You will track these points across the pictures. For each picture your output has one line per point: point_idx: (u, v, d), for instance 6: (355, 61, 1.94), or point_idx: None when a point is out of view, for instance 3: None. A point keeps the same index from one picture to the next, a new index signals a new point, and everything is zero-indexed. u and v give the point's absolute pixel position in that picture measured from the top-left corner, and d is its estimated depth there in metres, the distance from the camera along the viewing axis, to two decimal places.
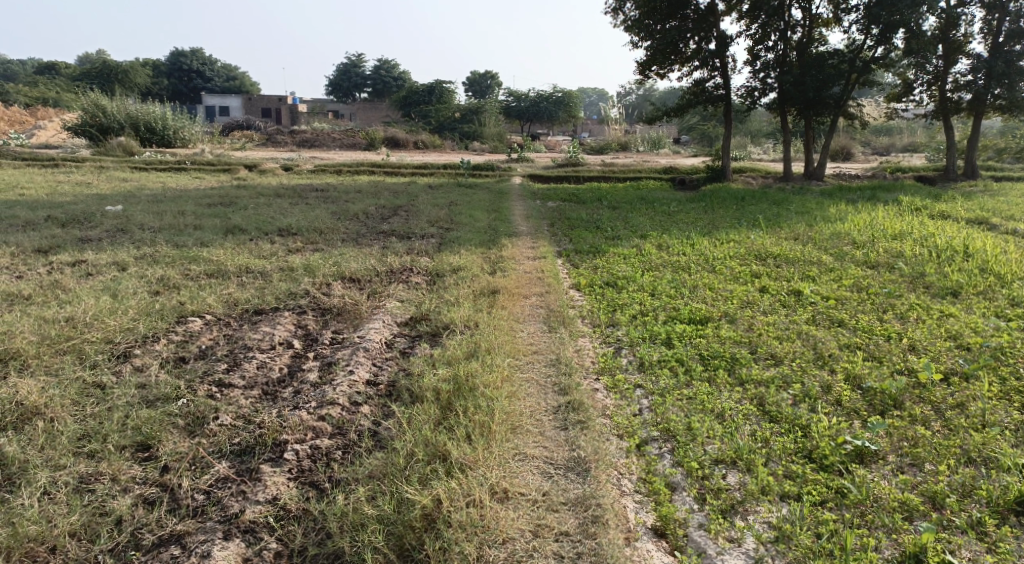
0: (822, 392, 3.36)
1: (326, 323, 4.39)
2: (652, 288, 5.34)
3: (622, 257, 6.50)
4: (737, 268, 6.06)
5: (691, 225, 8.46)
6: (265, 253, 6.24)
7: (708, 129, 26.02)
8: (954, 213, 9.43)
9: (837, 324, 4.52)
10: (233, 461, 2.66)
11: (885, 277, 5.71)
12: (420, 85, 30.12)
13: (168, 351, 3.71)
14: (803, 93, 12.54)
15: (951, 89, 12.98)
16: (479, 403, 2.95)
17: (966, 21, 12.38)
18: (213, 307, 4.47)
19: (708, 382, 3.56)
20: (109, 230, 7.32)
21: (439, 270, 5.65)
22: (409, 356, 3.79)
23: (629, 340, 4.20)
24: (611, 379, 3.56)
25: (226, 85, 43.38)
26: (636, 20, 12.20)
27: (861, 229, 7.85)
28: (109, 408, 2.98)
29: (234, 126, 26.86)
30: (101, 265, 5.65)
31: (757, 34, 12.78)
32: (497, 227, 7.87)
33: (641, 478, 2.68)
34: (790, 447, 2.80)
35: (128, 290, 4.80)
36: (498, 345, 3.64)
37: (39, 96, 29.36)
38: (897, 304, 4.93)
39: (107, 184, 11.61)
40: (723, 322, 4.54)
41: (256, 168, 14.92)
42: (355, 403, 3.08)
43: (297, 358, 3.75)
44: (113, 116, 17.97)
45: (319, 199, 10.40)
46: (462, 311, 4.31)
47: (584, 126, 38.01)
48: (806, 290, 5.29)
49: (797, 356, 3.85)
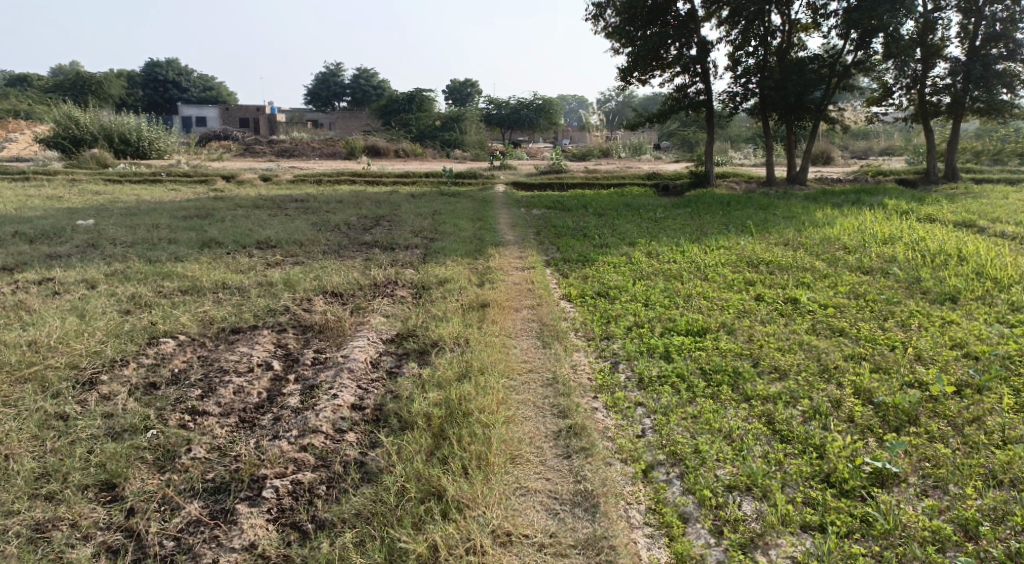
0: (832, 408, 3.21)
1: (307, 341, 4.16)
2: (645, 299, 5.18)
3: (612, 266, 6.34)
4: (730, 276, 5.92)
5: (680, 231, 8.33)
6: (243, 267, 6.00)
7: (689, 135, 26.06)
8: (940, 215, 9.41)
9: (839, 333, 4.39)
10: (207, 501, 2.44)
11: (881, 283, 5.60)
12: (400, 94, 29.89)
13: (138, 377, 3.47)
14: (786, 99, 12.51)
15: (931, 93, 13.04)
16: (475, 431, 2.76)
17: (943, 25, 12.43)
18: (187, 327, 4.23)
19: (712, 398, 3.39)
20: (79, 246, 7.03)
21: (425, 283, 5.45)
22: (397, 376, 3.58)
23: (626, 354, 4.02)
24: (610, 397, 3.37)
25: (203, 95, 42.87)
26: (618, 26, 12.11)
27: (850, 234, 7.77)
28: (72, 442, 2.74)
29: (212, 137, 26.45)
30: (69, 283, 5.38)
31: (738, 39, 12.76)
32: (483, 236, 7.68)
33: (650, 508, 2.51)
34: (806, 469, 2.64)
35: (96, 310, 4.54)
36: (491, 364, 3.44)
37: (10, 108, 28.73)
38: (896, 311, 4.81)
39: (79, 197, 11.26)
40: (721, 333, 4.38)
41: (234, 179, 14.61)
42: (340, 432, 2.87)
43: (276, 381, 3.52)
44: (85, 128, 17.57)
45: (299, 210, 10.16)
46: (451, 327, 4.11)
47: (564, 133, 38.08)
48: (803, 297, 5.16)
49: (802, 369, 3.70)
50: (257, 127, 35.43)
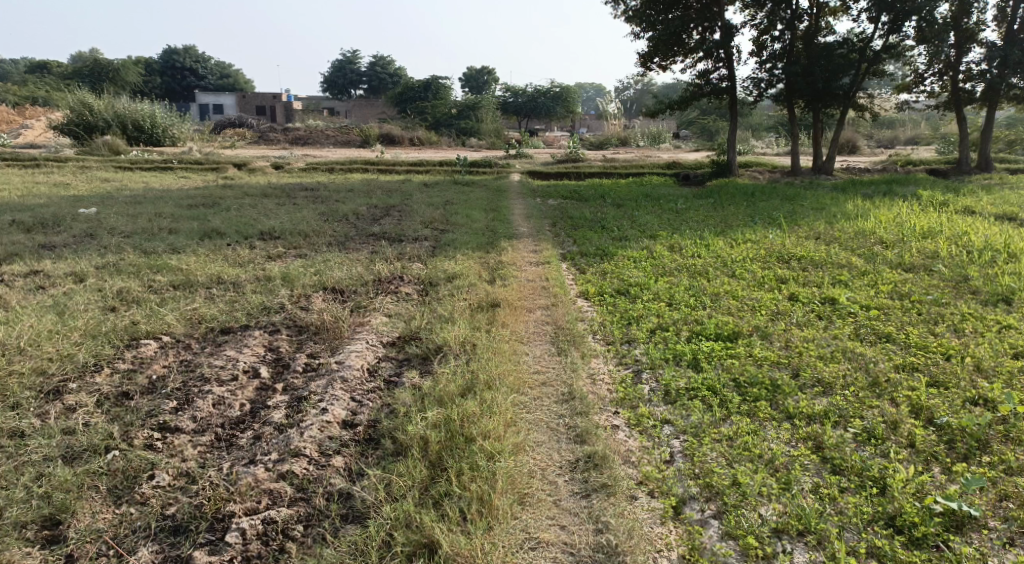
0: (887, 430, 2.81)
1: (301, 344, 3.82)
2: (669, 297, 4.78)
3: (632, 261, 5.94)
4: (760, 272, 5.50)
5: (703, 223, 7.90)
6: (242, 260, 5.68)
7: (710, 123, 25.42)
8: (979, 207, 8.88)
9: (884, 339, 3.98)
10: (162, 545, 2.16)
11: (926, 282, 5.16)
12: (415, 81, 29.42)
13: (110, 385, 3.15)
14: (812, 85, 11.95)
15: (965, 79, 12.41)
16: (479, 463, 2.40)
17: (979, 8, 11.74)
18: (172, 328, 3.90)
19: (747, 416, 3.00)
20: (77, 235, 6.73)
21: (432, 279, 5.10)
22: (397, 387, 3.22)
23: (649, 362, 3.62)
24: (633, 414, 3.02)
25: (221, 83, 42.70)
26: (638, 10, 11.63)
27: (887, 227, 7.28)
28: (20, 466, 2.45)
29: (226, 123, 26.16)
30: (57, 277, 5.07)
31: (763, 23, 12.21)
32: (496, 228, 7.31)
33: (684, 558, 2.17)
34: (868, 509, 2.28)
35: (77, 307, 4.22)
36: (499, 377, 3.06)
37: (28, 95, 28.72)
38: (946, 314, 4.37)
39: (87, 184, 11.02)
40: (755, 339, 3.97)
41: (246, 167, 14.32)
42: (326, 454, 2.54)
43: (263, 391, 3.18)
44: (99, 115, 17.36)
45: (308, 199, 9.83)
46: (457, 330, 3.73)
47: (581, 122, 37.51)
48: (842, 297, 4.73)
49: (848, 382, 3.29)
50: (273, 115, 35.30)
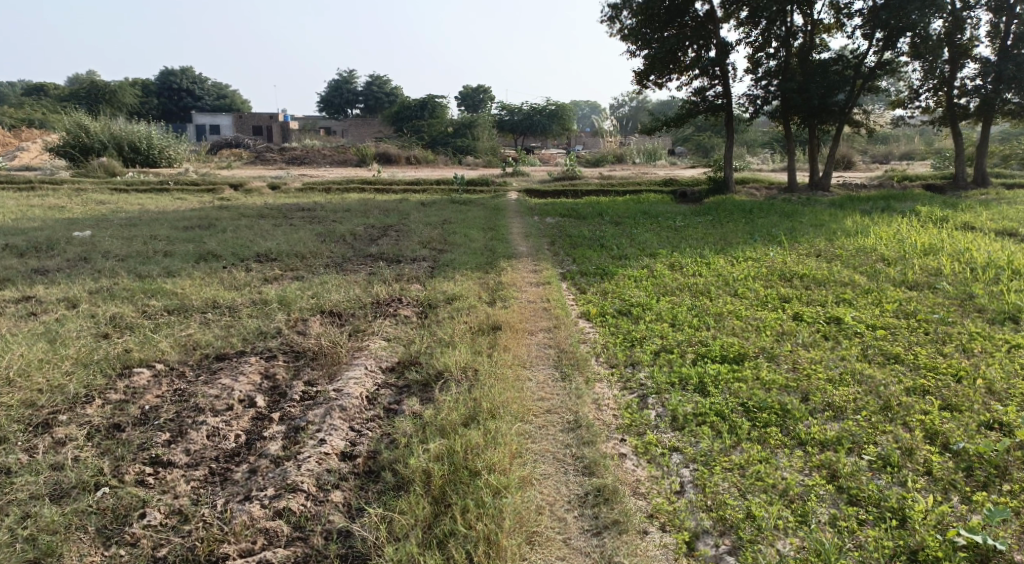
0: (903, 457, 2.75)
1: (298, 370, 3.73)
2: (672, 318, 4.71)
3: (632, 280, 5.88)
4: (763, 291, 5.44)
5: (703, 241, 7.85)
6: (238, 283, 5.60)
7: (705, 140, 25.52)
8: (978, 223, 8.86)
9: (893, 360, 3.90)
10: None
11: (931, 300, 5.10)
12: (412, 101, 29.53)
13: (101, 416, 3.05)
14: (808, 102, 11.98)
15: (959, 94, 12.46)
16: (485, 500, 2.33)
17: (971, 25, 11.81)
18: (165, 355, 3.81)
19: (758, 443, 2.92)
20: (70, 259, 6.65)
21: (431, 301, 5.02)
22: (397, 415, 3.13)
23: (655, 386, 3.54)
24: (640, 441, 2.94)
25: (218, 104, 42.86)
26: (633, 29, 11.67)
27: (888, 244, 7.24)
28: (5, 506, 2.36)
29: (223, 143, 26.19)
30: (50, 302, 4.99)
31: (757, 41, 12.26)
32: (494, 247, 7.25)
33: None
34: (889, 543, 2.24)
35: (69, 334, 4.13)
36: (503, 404, 2.97)
37: (24, 118, 28.76)
38: (954, 333, 4.30)
39: (82, 206, 10.95)
40: (761, 360, 3.89)
41: (242, 187, 14.28)
42: (324, 489, 2.45)
43: (258, 420, 3.09)
44: (95, 137, 17.34)
45: (305, 220, 9.77)
46: (458, 355, 3.65)
47: (577, 139, 37.66)
48: (847, 316, 4.67)
49: (859, 407, 3.21)
50: (270, 134, 35.39)
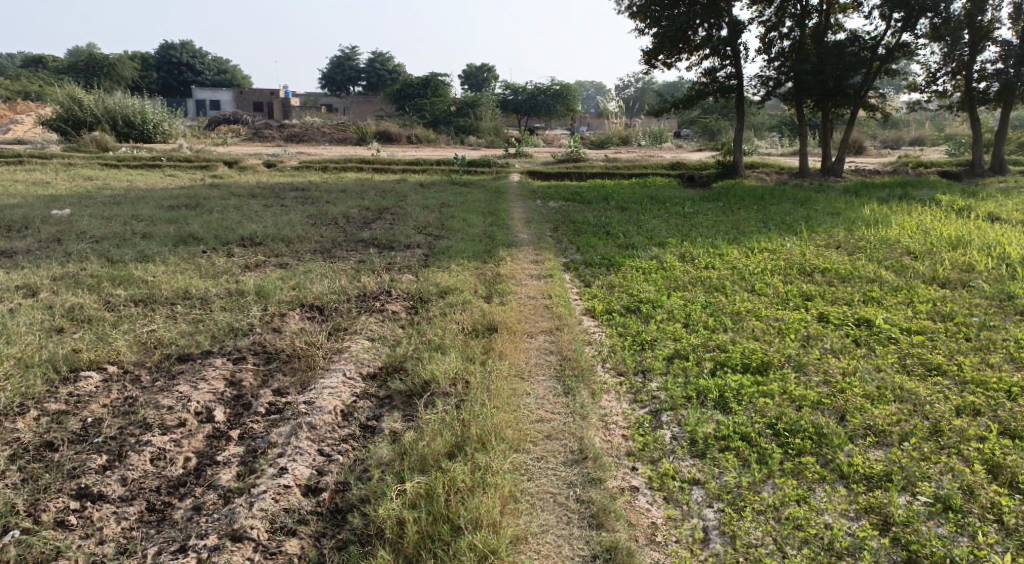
0: (966, 499, 2.38)
1: (268, 375, 3.31)
2: (685, 318, 4.27)
3: (641, 272, 5.44)
4: (782, 287, 4.99)
5: (714, 230, 7.40)
6: (216, 270, 5.16)
7: (711, 123, 24.90)
8: (1003, 214, 8.37)
9: (934, 372, 3.46)
10: None
11: (968, 300, 4.64)
12: (414, 78, 28.84)
13: (33, 432, 2.65)
14: (822, 84, 11.40)
15: (979, 79, 11.86)
16: None
17: (995, 5, 11.17)
18: (121, 355, 3.39)
19: (792, 476, 2.51)
20: (44, 240, 6.22)
21: (423, 294, 4.59)
22: (375, 434, 2.72)
23: (669, 401, 3.10)
24: (656, 472, 2.54)
25: (219, 78, 42.18)
26: (642, 6, 11.09)
27: (912, 236, 6.77)
28: None
29: (222, 119, 25.66)
30: (6, 290, 4.56)
31: (771, 20, 11.68)
32: (493, 234, 6.80)
33: None
34: None
35: (18, 329, 3.71)
36: (496, 430, 2.57)
37: (21, 90, 28.18)
38: (998, 340, 3.87)
39: (67, 183, 10.48)
40: (788, 370, 3.46)
41: (237, 165, 13.80)
42: (276, 538, 2.10)
43: (214, 439, 2.67)
44: (88, 110, 16.83)
45: (297, 200, 9.32)
46: (448, 362, 3.22)
47: (582, 120, 37.01)
48: (878, 318, 4.23)
49: (905, 432, 2.78)
50: (271, 111, 34.94)
